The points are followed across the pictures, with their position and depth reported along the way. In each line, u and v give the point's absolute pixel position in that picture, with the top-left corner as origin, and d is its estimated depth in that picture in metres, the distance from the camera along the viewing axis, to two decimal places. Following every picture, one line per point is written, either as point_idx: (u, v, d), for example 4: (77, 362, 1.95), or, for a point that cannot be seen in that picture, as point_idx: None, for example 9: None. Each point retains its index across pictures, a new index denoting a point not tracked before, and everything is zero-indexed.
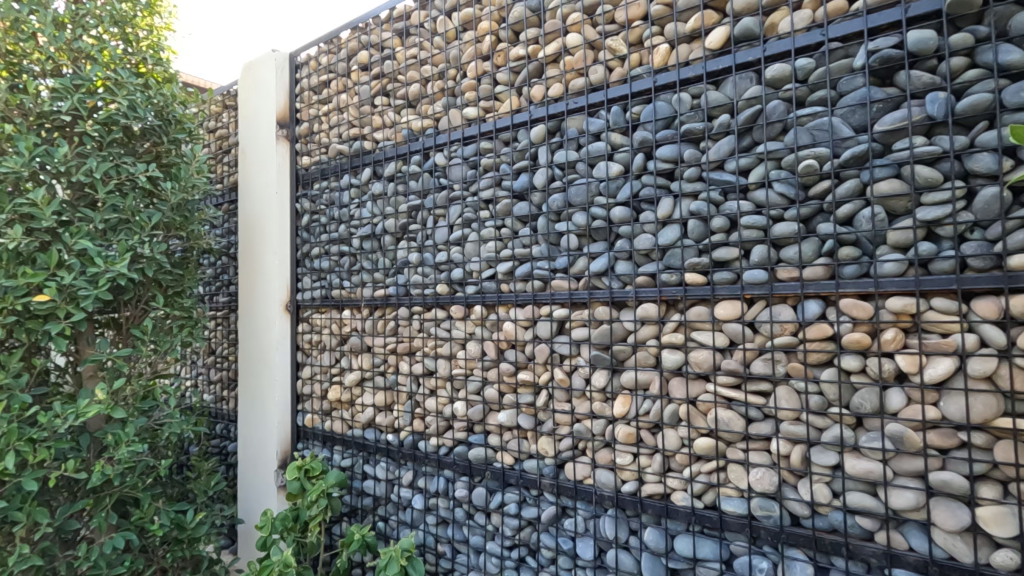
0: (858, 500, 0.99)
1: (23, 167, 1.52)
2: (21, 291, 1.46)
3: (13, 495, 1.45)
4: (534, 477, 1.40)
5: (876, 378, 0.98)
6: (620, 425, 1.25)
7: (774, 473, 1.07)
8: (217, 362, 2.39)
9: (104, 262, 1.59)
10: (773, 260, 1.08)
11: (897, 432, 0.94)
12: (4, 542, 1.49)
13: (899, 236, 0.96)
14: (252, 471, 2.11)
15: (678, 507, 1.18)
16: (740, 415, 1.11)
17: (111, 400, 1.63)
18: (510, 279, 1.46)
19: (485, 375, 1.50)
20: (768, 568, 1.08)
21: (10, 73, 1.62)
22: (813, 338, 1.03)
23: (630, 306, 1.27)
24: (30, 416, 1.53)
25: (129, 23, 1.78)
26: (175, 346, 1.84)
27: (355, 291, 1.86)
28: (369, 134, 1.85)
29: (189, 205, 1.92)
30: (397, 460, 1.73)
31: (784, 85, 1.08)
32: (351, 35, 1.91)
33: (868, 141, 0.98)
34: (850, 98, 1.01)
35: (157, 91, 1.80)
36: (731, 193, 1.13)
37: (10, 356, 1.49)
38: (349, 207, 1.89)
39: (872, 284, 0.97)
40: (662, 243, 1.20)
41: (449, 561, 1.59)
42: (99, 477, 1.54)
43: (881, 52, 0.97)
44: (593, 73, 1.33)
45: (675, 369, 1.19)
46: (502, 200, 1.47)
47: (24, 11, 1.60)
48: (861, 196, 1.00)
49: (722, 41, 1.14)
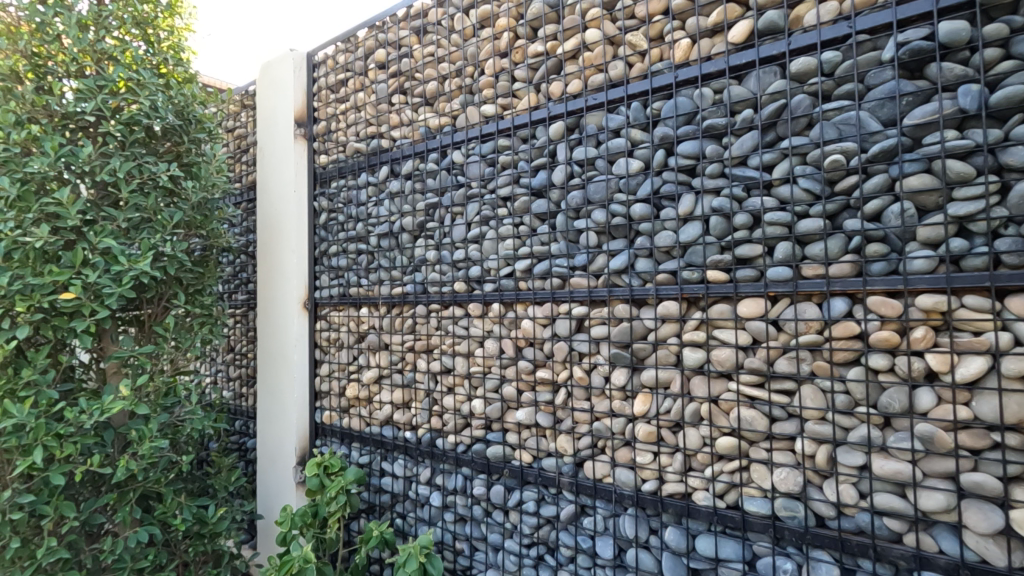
0: (886, 501, 0.97)
1: (49, 167, 1.55)
2: (48, 289, 1.49)
3: (42, 488, 1.48)
4: (553, 475, 1.40)
5: (904, 377, 0.96)
6: (639, 423, 1.24)
7: (798, 473, 1.06)
8: (236, 359, 2.42)
9: (127, 260, 1.61)
10: (797, 257, 1.07)
11: (927, 432, 0.93)
12: (32, 535, 1.52)
13: (929, 232, 0.94)
14: (271, 466, 2.14)
15: (700, 507, 1.17)
16: (763, 414, 1.09)
17: (134, 396, 1.66)
18: (528, 277, 1.46)
19: (503, 372, 1.50)
20: (793, 569, 1.07)
21: (36, 74, 1.64)
22: (839, 336, 1.02)
23: (650, 304, 1.26)
24: (57, 412, 1.55)
25: (151, 24, 1.81)
26: (196, 343, 1.87)
27: (372, 289, 1.87)
28: (387, 132, 1.86)
29: (209, 204, 1.95)
30: (414, 458, 1.74)
31: (809, 79, 1.07)
32: (368, 34, 1.92)
33: (897, 136, 0.96)
34: (878, 92, 0.99)
35: (178, 91, 1.83)
36: (754, 189, 1.12)
37: (37, 353, 1.53)
38: (366, 205, 1.90)
39: (901, 281, 0.95)
40: (683, 240, 1.19)
41: (467, 558, 1.59)
42: (124, 472, 1.57)
43: (910, 44, 0.95)
44: (612, 69, 1.32)
45: (696, 367, 1.18)
46: (520, 198, 1.47)
47: (48, 13, 1.63)
48: (889, 191, 0.98)
49: (745, 35, 1.13)
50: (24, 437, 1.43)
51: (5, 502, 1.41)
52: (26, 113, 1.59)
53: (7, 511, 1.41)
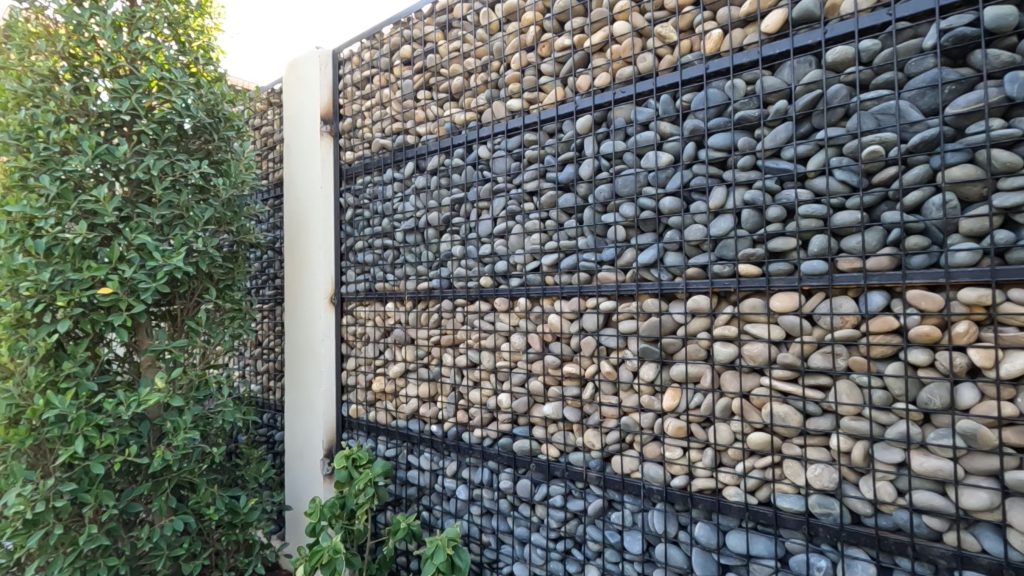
0: (926, 499, 0.95)
1: (87, 166, 1.59)
2: (87, 284, 1.54)
3: (83, 477, 1.53)
4: (580, 470, 1.40)
5: (945, 373, 0.94)
6: (668, 418, 1.24)
7: (833, 470, 1.04)
8: (264, 353, 2.47)
9: (161, 256, 1.65)
10: (833, 250, 1.05)
11: (970, 428, 0.91)
12: (74, 522, 1.57)
13: (972, 224, 0.92)
14: (299, 458, 2.17)
15: (730, 503, 1.16)
16: (797, 410, 1.08)
17: (169, 389, 1.70)
18: (555, 271, 1.46)
19: (530, 367, 1.50)
20: (827, 567, 1.05)
21: (73, 75, 1.68)
22: (876, 331, 1.00)
23: (680, 298, 1.25)
24: (96, 403, 1.60)
25: (182, 24, 1.84)
26: (226, 337, 1.91)
27: (398, 284, 1.88)
28: (412, 128, 1.87)
29: (239, 201, 1.98)
30: (440, 451, 1.75)
31: (846, 68, 1.04)
32: (393, 30, 1.93)
33: (938, 125, 0.94)
34: (919, 80, 0.96)
35: (208, 89, 1.86)
36: (788, 181, 1.10)
37: (77, 346, 1.58)
38: (392, 200, 1.92)
39: (942, 274, 0.93)
40: (714, 234, 1.18)
41: (494, 551, 1.60)
42: (160, 462, 1.61)
43: (954, 31, 0.93)
44: (641, 61, 1.30)
45: (727, 362, 1.16)
46: (547, 192, 1.47)
47: (85, 15, 1.67)
48: (930, 182, 0.96)
49: (779, 24, 1.11)
50: (66, 427, 1.48)
51: (49, 489, 1.46)
52: (65, 113, 1.63)
53: (51, 498, 1.46)
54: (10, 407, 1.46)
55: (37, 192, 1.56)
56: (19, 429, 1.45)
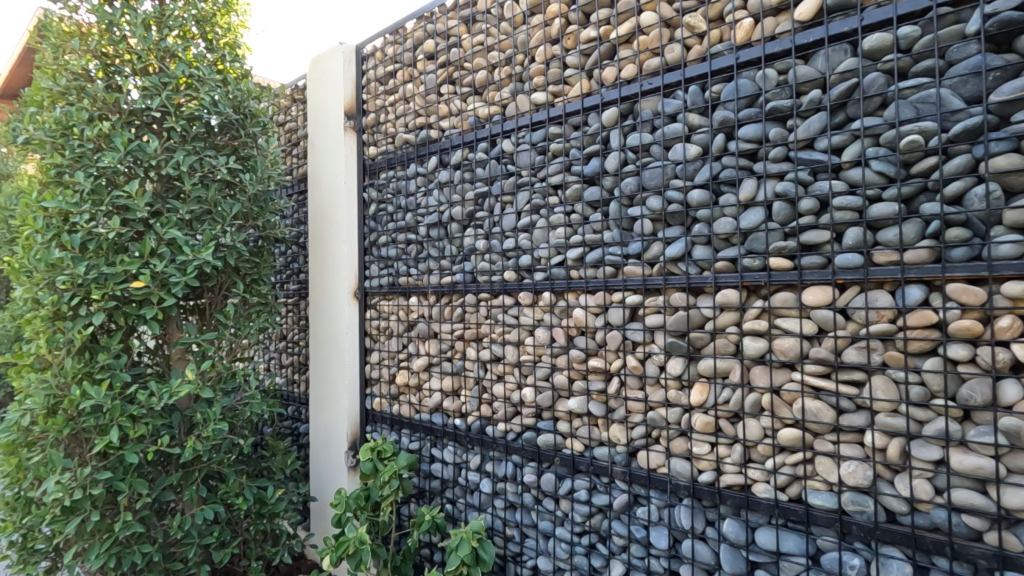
0: (965, 498, 0.93)
1: (119, 162, 1.63)
2: (119, 277, 1.57)
3: (117, 466, 1.56)
4: (605, 465, 1.40)
5: (987, 369, 0.91)
6: (696, 413, 1.23)
7: (867, 467, 1.02)
8: (289, 346, 2.50)
9: (191, 251, 1.68)
10: (868, 242, 1.02)
11: (1013, 426, 0.88)
12: (110, 510, 1.62)
13: (1017, 215, 0.89)
14: (323, 450, 2.20)
15: (760, 499, 1.15)
16: (830, 406, 1.06)
17: (199, 380, 1.73)
18: (580, 265, 1.45)
19: (554, 361, 1.50)
20: (860, 565, 1.03)
21: (106, 73, 1.72)
22: (914, 326, 0.98)
23: (708, 292, 1.23)
24: (130, 394, 1.64)
25: (209, 22, 1.86)
26: (253, 331, 1.93)
27: (422, 278, 1.89)
28: (435, 122, 1.87)
29: (265, 196, 1.99)
30: (464, 445, 1.77)
31: (883, 56, 1.02)
32: (416, 25, 1.93)
33: (982, 113, 0.91)
34: (962, 67, 0.94)
35: (235, 86, 1.89)
36: (822, 172, 1.08)
37: (111, 338, 1.61)
38: (415, 195, 1.93)
39: (984, 267, 0.90)
40: (744, 226, 1.16)
41: (518, 544, 1.61)
42: (191, 452, 1.65)
43: (999, 16, 0.90)
44: (669, 52, 1.29)
45: (757, 357, 1.15)
46: (572, 185, 1.46)
47: (117, 14, 1.70)
48: (972, 172, 0.93)
49: (814, 12, 1.08)
50: (102, 417, 1.53)
51: (86, 477, 1.51)
52: (98, 111, 1.67)
53: (87, 486, 1.51)
54: (49, 397, 1.51)
55: (73, 188, 1.60)
56: (58, 419, 1.49)
